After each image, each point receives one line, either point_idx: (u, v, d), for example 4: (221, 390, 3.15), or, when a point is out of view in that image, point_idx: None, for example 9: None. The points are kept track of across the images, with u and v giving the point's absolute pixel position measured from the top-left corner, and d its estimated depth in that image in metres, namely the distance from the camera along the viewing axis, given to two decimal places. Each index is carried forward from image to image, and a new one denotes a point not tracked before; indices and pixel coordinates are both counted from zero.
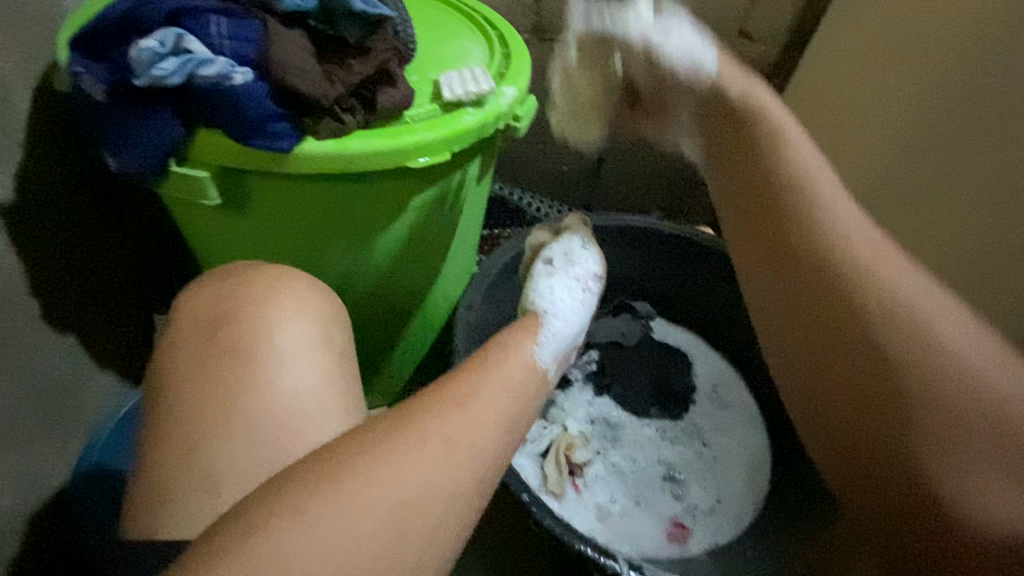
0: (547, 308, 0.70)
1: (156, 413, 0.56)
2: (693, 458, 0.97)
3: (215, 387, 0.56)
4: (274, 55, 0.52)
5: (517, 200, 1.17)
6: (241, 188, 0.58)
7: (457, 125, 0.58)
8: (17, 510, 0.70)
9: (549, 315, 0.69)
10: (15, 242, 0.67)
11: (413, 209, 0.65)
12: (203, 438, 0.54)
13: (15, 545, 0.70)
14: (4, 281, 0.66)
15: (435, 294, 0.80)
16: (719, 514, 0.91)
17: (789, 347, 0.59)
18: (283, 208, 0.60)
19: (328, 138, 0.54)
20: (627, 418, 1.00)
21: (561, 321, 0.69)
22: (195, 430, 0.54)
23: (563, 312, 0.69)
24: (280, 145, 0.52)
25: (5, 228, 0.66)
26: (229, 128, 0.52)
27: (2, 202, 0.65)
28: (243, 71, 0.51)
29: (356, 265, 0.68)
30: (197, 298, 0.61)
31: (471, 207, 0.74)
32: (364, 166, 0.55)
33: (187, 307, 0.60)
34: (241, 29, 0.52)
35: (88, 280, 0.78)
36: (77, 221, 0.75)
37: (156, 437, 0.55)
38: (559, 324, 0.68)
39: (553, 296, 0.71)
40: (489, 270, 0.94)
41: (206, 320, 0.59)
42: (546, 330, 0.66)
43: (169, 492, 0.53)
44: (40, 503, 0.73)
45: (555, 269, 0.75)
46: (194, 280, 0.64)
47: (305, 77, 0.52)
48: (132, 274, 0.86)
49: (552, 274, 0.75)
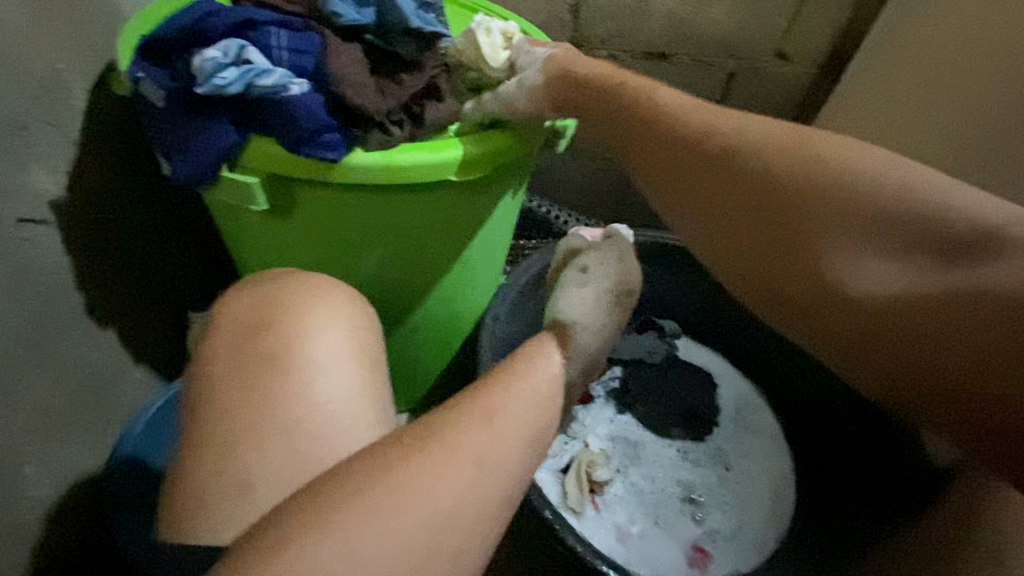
0: (572, 318, 0.68)
1: (193, 412, 0.57)
2: (715, 481, 0.96)
3: (253, 389, 0.57)
4: (331, 68, 0.56)
5: (545, 212, 1.17)
6: (287, 197, 0.59)
7: (499, 140, 0.59)
8: (50, 498, 0.72)
9: (575, 326, 0.67)
10: (64, 237, 0.69)
11: (451, 222, 0.66)
12: (239, 439, 0.55)
13: (46, 533, 0.71)
14: (52, 274, 0.68)
15: (464, 305, 0.81)
16: (741, 540, 0.90)
17: (832, 355, 0.50)
18: (325, 217, 0.61)
19: (376, 149, 0.56)
20: (649, 437, 0.99)
21: (587, 332, 0.67)
22: (231, 431, 0.55)
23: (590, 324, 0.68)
24: (328, 156, 0.54)
25: (56, 222, 0.68)
26: (281, 136, 0.54)
27: (54, 198, 0.67)
28: (300, 83, 0.54)
29: (391, 275, 0.69)
30: (237, 302, 0.62)
31: (506, 223, 0.75)
32: (409, 178, 0.56)
33: (227, 310, 0.61)
34: (300, 43, 0.56)
35: (129, 276, 0.80)
36: (122, 217, 0.77)
37: (190, 434, 0.56)
38: (584, 335, 0.67)
39: (580, 306, 0.69)
40: (515, 284, 0.94)
41: (246, 324, 0.60)
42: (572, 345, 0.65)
43: (203, 490, 0.54)
44: (72, 492, 0.75)
45: (585, 273, 0.73)
46: (233, 284, 0.65)
47: (360, 91, 0.56)
48: (169, 271, 0.87)
49: (582, 278, 0.72)
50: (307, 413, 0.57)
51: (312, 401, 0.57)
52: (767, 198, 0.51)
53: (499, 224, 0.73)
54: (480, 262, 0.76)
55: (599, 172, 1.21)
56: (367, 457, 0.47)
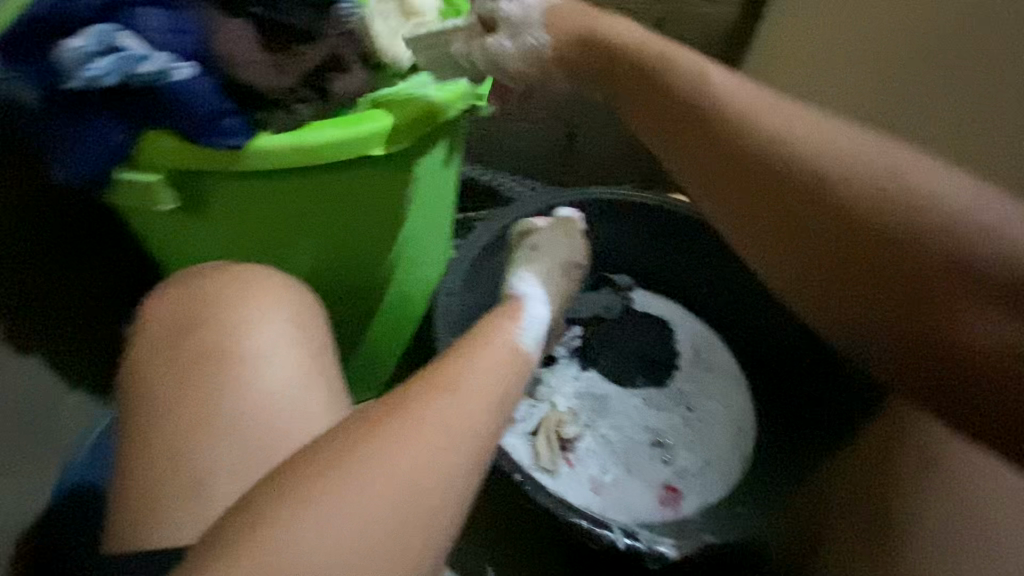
0: (521, 291, 0.69)
1: (134, 425, 0.55)
2: (680, 422, 0.99)
3: (194, 393, 0.55)
4: (219, 48, 0.52)
5: (489, 181, 1.16)
6: (196, 189, 0.56)
7: (416, 108, 0.57)
8: None
9: (527, 298, 0.67)
10: None
11: (380, 200, 0.63)
12: (186, 445, 0.54)
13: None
14: None
15: (412, 285, 0.79)
16: (708, 474, 0.94)
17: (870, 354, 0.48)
18: (245, 207, 0.58)
19: (281, 131, 0.53)
20: (614, 390, 1.02)
21: (535, 301, 0.68)
22: (177, 438, 0.54)
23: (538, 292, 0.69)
24: (233, 142, 0.51)
25: None
26: (177, 126, 0.51)
27: None
28: (185, 66, 0.51)
29: (328, 261, 0.67)
30: (166, 305, 0.60)
31: (442, 194, 0.73)
32: (322, 158, 0.53)
33: (157, 315, 0.59)
34: (179, 24, 0.52)
35: None
36: None
37: (134, 447, 0.54)
38: (537, 305, 0.67)
39: (532, 279, 0.70)
40: (466, 259, 0.94)
41: (178, 327, 0.58)
42: (523, 312, 0.65)
43: (156, 502, 0.52)
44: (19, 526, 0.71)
45: (527, 254, 0.75)
46: (156, 286, 0.61)
47: (252, 70, 0.53)
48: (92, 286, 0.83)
49: (526, 260, 0.74)
50: (251, 409, 0.55)
51: (255, 395, 0.56)
52: (792, 193, 0.50)
53: (434, 198, 0.71)
54: (422, 238, 0.74)
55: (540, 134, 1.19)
56: (314, 447, 0.46)
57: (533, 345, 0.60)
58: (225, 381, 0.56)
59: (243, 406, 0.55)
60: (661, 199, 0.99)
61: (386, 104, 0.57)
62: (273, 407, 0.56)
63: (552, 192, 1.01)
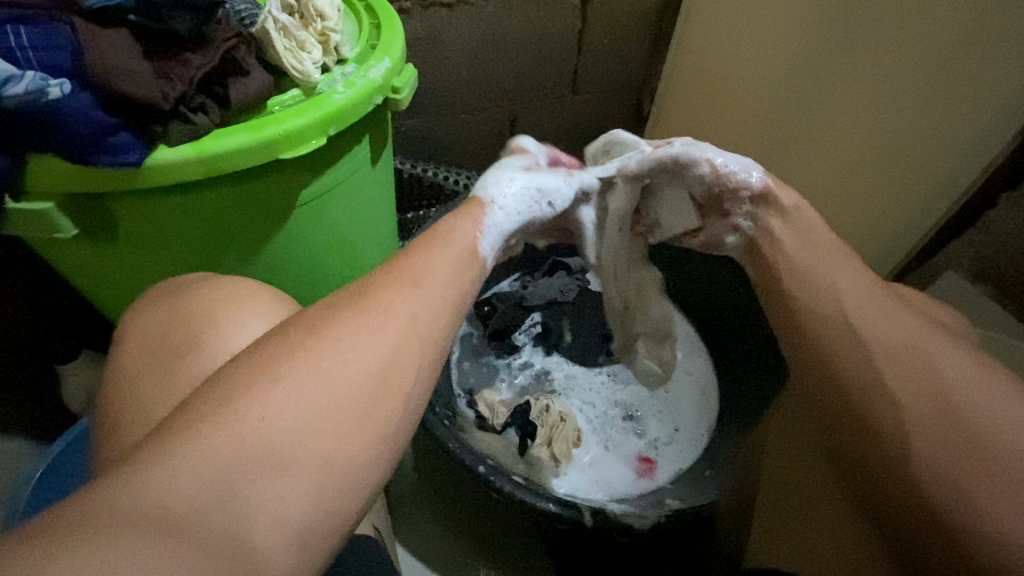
0: (495, 196, 0.55)
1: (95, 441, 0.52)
2: (648, 394, 0.98)
3: (164, 362, 0.48)
4: (93, 60, 0.44)
5: (433, 175, 1.08)
6: (104, 212, 0.52)
7: (326, 106, 0.53)
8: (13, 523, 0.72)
9: (494, 205, 0.55)
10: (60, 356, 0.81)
11: (304, 205, 0.60)
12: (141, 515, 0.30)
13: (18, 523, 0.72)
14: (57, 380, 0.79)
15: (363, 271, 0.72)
16: (680, 441, 0.93)
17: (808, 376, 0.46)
18: (160, 226, 0.54)
19: (182, 143, 0.48)
20: (579, 369, 1.01)
21: (504, 211, 0.55)
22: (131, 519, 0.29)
23: (514, 208, 0.55)
24: (125, 159, 0.46)
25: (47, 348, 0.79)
26: (60, 148, 0.45)
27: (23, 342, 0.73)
28: (59, 83, 0.43)
29: (270, 264, 0.62)
30: (145, 316, 0.52)
31: (378, 190, 0.69)
32: (232, 166, 0.50)
33: (133, 328, 0.51)
34: (46, 36, 0.45)
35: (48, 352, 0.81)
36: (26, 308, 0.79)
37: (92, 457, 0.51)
38: (502, 216, 0.54)
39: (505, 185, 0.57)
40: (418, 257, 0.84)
41: (154, 339, 0.50)
42: (485, 217, 0.53)
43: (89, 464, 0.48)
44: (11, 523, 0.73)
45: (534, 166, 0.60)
46: (133, 305, 0.54)
47: (137, 79, 0.45)
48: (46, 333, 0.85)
49: (528, 169, 0.59)
50: (212, 347, 0.48)
51: (232, 319, 0.50)
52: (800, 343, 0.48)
53: (367, 197, 0.67)
54: (360, 242, 0.70)
55: (484, 127, 1.15)
56: None
57: (488, 255, 0.51)
58: (177, 324, 0.50)
59: (193, 338, 0.48)
60: None
61: (296, 103, 0.53)
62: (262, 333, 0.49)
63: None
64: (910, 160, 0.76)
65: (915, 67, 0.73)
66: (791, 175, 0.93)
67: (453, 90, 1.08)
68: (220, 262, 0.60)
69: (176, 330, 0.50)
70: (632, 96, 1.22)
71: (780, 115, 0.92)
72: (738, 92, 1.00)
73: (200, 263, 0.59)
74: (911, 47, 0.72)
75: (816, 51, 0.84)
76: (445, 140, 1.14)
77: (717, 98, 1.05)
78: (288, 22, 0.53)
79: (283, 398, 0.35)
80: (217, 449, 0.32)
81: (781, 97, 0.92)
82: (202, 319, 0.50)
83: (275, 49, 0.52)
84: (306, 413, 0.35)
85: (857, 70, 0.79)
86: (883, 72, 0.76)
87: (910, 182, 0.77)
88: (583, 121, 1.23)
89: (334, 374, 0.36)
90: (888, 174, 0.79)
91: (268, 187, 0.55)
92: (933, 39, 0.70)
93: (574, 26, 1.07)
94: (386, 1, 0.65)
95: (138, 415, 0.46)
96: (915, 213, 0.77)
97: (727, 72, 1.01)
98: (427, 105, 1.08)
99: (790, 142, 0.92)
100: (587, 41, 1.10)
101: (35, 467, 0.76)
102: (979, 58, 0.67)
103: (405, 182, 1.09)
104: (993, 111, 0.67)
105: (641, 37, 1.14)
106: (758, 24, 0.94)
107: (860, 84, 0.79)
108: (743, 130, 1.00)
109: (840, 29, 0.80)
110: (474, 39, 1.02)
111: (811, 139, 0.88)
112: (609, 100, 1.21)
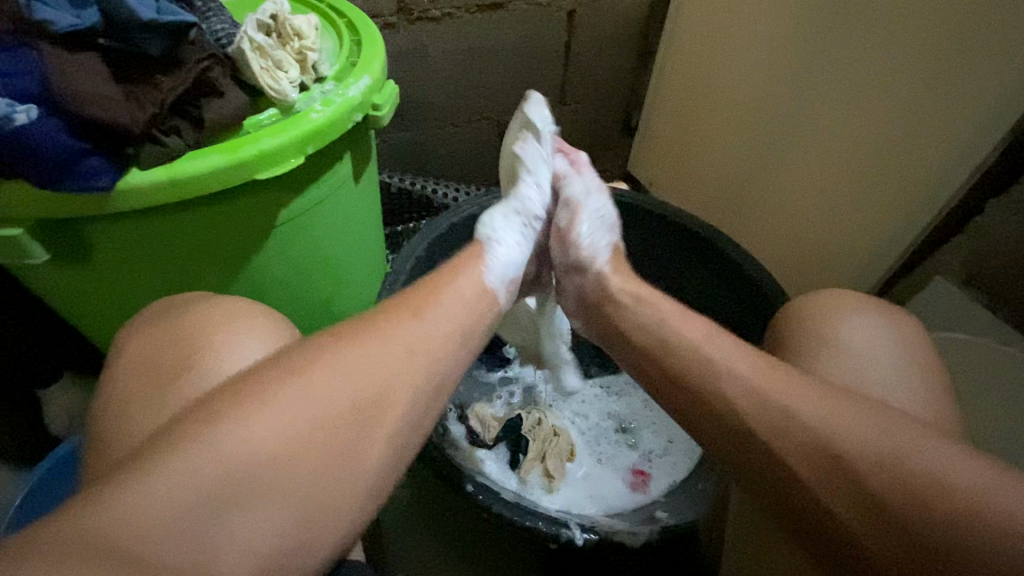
0: (490, 235, 0.59)
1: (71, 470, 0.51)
2: (640, 406, 0.97)
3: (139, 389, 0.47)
4: (61, 84, 0.44)
5: (422, 189, 1.08)
6: (77, 236, 0.51)
7: (303, 125, 0.52)
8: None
9: (491, 242, 0.58)
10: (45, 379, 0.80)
11: (285, 224, 0.59)
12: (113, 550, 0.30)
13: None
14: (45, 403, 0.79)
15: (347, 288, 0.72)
16: (674, 453, 0.91)
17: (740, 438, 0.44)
18: (137, 248, 0.53)
19: (155, 166, 0.48)
20: (571, 381, 1.00)
21: (503, 248, 0.58)
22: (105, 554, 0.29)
23: (509, 241, 0.59)
24: (97, 184, 0.45)
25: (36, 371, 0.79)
26: (28, 173, 0.45)
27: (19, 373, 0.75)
28: (26, 108, 0.43)
29: (254, 283, 0.61)
30: (123, 342, 0.50)
31: (360, 208, 0.68)
32: (208, 187, 0.49)
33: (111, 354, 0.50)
34: (13, 61, 0.44)
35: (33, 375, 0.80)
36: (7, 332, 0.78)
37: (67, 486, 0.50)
38: (502, 250, 0.58)
39: (493, 224, 0.61)
40: (402, 271, 0.79)
41: (129, 367, 0.48)
42: (486, 255, 0.56)
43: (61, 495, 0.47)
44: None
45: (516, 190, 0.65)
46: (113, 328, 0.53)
47: (106, 102, 0.45)
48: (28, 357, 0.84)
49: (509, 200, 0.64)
50: (194, 373, 0.47)
51: (216, 340, 0.49)
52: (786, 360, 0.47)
53: (350, 214, 0.66)
54: (345, 259, 0.69)
55: (472, 138, 1.14)
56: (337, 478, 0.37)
57: (498, 288, 0.54)
58: (158, 347, 0.49)
59: (171, 364, 0.47)
60: (650, 202, 0.90)
61: (273, 123, 0.52)
62: (247, 357, 0.48)
63: (486, 193, 0.87)
64: (898, 167, 0.76)
65: (899, 76, 0.73)
66: (780, 184, 0.92)
67: (440, 102, 1.07)
68: (201, 283, 0.59)
69: (154, 353, 0.48)
70: (621, 105, 1.22)
71: (767, 124, 0.92)
72: (725, 101, 1.00)
73: (179, 285, 0.58)
74: (894, 56, 0.73)
75: (802, 61, 0.85)
76: (435, 154, 1.14)
77: (704, 107, 1.05)
78: (263, 42, 0.53)
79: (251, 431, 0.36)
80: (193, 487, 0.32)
81: (767, 105, 0.91)
82: (181, 343, 0.49)
83: (251, 69, 0.52)
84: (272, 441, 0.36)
85: (841, 78, 0.80)
86: (866, 81, 0.76)
87: (898, 190, 0.76)
88: (573, 131, 1.22)
89: None
90: (875, 181, 0.79)
91: (246, 204, 0.55)
92: (915, 49, 0.70)
93: (561, 38, 1.07)
94: (368, 19, 0.65)
95: (108, 443, 0.44)
96: (902, 221, 0.77)
97: (715, 81, 1.01)
98: (415, 118, 1.07)
99: (777, 151, 0.91)
100: (575, 52, 1.10)
101: (14, 493, 0.74)
102: (959, 66, 0.67)
103: (395, 196, 1.08)
104: (976, 118, 0.67)
105: (628, 48, 1.15)
106: (744, 34, 0.94)
107: (845, 92, 0.79)
108: (730, 139, 1.00)
109: (825, 39, 0.81)
110: (460, 52, 1.02)
111: (798, 147, 0.88)
112: (598, 111, 1.21)
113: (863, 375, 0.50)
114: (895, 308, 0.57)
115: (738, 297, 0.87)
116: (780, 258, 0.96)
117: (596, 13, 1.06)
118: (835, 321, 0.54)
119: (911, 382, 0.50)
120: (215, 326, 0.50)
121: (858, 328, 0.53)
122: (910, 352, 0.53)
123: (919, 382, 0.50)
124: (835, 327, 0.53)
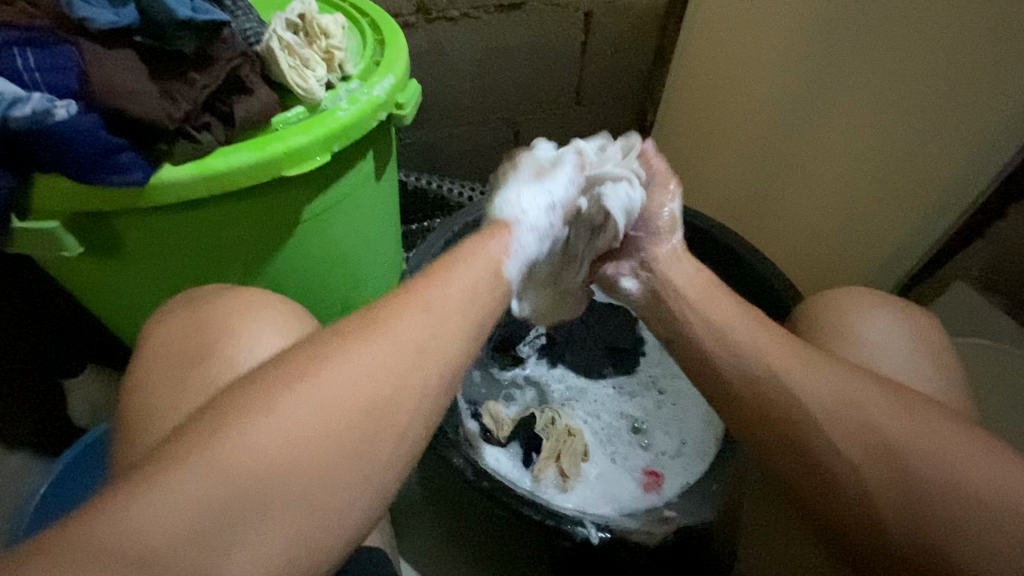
0: (516, 214, 0.57)
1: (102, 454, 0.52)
2: (654, 407, 0.97)
3: (166, 376, 0.47)
4: (98, 81, 0.45)
5: (438, 188, 1.08)
6: (108, 231, 0.52)
7: (330, 123, 0.53)
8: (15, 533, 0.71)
9: (518, 225, 0.56)
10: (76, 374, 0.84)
11: (310, 219, 0.60)
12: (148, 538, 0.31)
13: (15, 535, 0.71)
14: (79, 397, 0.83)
15: (366, 284, 0.73)
16: (687, 454, 0.91)
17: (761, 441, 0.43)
18: (166, 241, 0.54)
19: (186, 161, 0.48)
20: (585, 382, 1.00)
21: (524, 237, 0.55)
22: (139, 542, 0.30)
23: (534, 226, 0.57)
24: (131, 179, 0.46)
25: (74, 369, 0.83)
26: (65, 167, 0.46)
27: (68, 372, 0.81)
28: (66, 103, 0.44)
29: (277, 278, 0.62)
30: (155, 330, 0.51)
31: (381, 205, 0.69)
32: (238, 183, 0.50)
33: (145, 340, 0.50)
34: (52, 57, 0.45)
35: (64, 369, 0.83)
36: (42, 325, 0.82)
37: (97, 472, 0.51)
38: (527, 237, 0.55)
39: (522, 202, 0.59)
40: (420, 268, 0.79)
41: (158, 357, 0.49)
42: (510, 241, 0.53)
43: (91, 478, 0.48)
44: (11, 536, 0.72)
45: (547, 168, 0.62)
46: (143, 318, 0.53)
47: (140, 98, 0.45)
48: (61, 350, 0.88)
49: (539, 175, 0.62)
50: (224, 362, 0.47)
51: (243, 329, 0.49)
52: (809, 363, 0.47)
53: (371, 212, 0.67)
54: (365, 255, 0.70)
55: (488, 137, 1.15)
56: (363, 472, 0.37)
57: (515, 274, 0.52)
58: (188, 335, 0.49)
59: (197, 354, 0.48)
60: (668, 202, 0.90)
61: (301, 121, 0.53)
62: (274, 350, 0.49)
63: None
64: (918, 172, 0.75)
65: (922, 82, 0.72)
66: (798, 186, 0.92)
67: (457, 101, 1.07)
68: (228, 276, 0.60)
69: (183, 341, 0.49)
70: (637, 105, 1.21)
71: (785, 127, 0.92)
72: (743, 102, 0.99)
73: (205, 279, 0.59)
74: (917, 60, 0.72)
75: (821, 65, 0.84)
76: (452, 153, 1.14)
77: (720, 108, 1.04)
78: (292, 41, 0.54)
79: (284, 416, 0.36)
80: (221, 477, 0.33)
81: (786, 108, 0.91)
82: (207, 333, 0.49)
83: (279, 68, 0.53)
84: (300, 431, 0.36)
85: (861, 81, 0.79)
86: (889, 85, 0.76)
87: (919, 193, 0.76)
88: (588, 129, 1.22)
89: (331, 393, 0.37)
90: (895, 185, 0.78)
91: (272, 201, 0.55)
92: (938, 55, 0.70)
93: (578, 37, 1.07)
94: (389, 18, 0.65)
95: (136, 433, 0.45)
96: (922, 225, 0.77)
97: (733, 83, 1.01)
98: (432, 117, 1.08)
99: (795, 154, 0.91)
100: (591, 51, 1.10)
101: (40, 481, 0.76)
102: (982, 68, 0.66)
103: (412, 195, 1.09)
104: (1002, 119, 0.66)
105: (645, 48, 1.14)
106: (762, 36, 0.93)
107: (867, 94, 0.79)
108: (748, 141, 0.99)
109: (844, 45, 0.80)
110: (478, 52, 1.03)
111: (817, 151, 0.87)
112: (614, 111, 1.20)
113: (888, 378, 0.50)
114: (919, 310, 0.56)
115: (755, 299, 0.86)
116: (796, 259, 0.96)
117: (614, 13, 1.06)
118: (856, 321, 0.54)
119: (934, 385, 0.50)
120: (234, 319, 0.50)
121: (880, 330, 0.53)
122: (936, 353, 0.52)
123: (946, 387, 0.50)
124: (858, 329, 0.53)
